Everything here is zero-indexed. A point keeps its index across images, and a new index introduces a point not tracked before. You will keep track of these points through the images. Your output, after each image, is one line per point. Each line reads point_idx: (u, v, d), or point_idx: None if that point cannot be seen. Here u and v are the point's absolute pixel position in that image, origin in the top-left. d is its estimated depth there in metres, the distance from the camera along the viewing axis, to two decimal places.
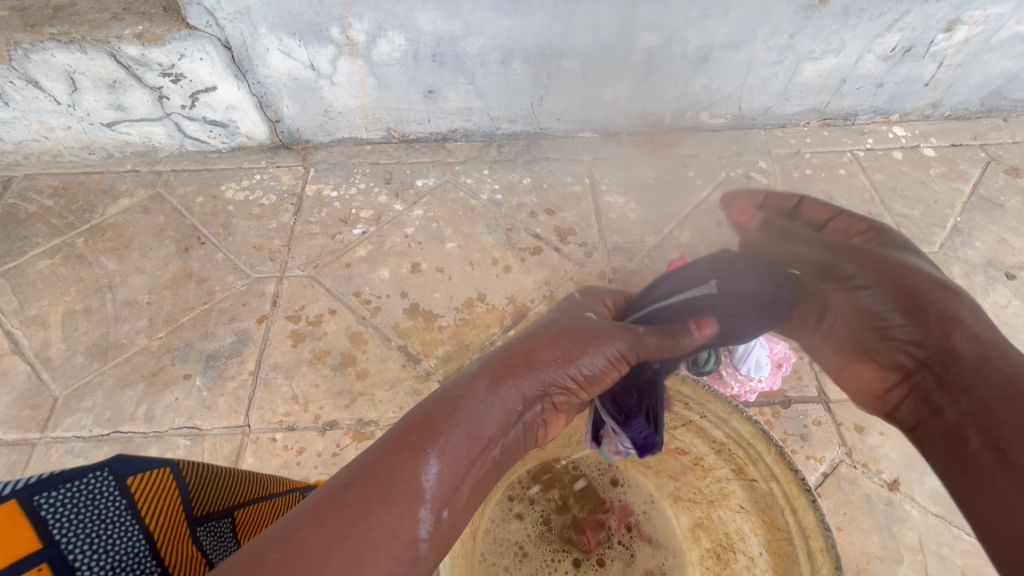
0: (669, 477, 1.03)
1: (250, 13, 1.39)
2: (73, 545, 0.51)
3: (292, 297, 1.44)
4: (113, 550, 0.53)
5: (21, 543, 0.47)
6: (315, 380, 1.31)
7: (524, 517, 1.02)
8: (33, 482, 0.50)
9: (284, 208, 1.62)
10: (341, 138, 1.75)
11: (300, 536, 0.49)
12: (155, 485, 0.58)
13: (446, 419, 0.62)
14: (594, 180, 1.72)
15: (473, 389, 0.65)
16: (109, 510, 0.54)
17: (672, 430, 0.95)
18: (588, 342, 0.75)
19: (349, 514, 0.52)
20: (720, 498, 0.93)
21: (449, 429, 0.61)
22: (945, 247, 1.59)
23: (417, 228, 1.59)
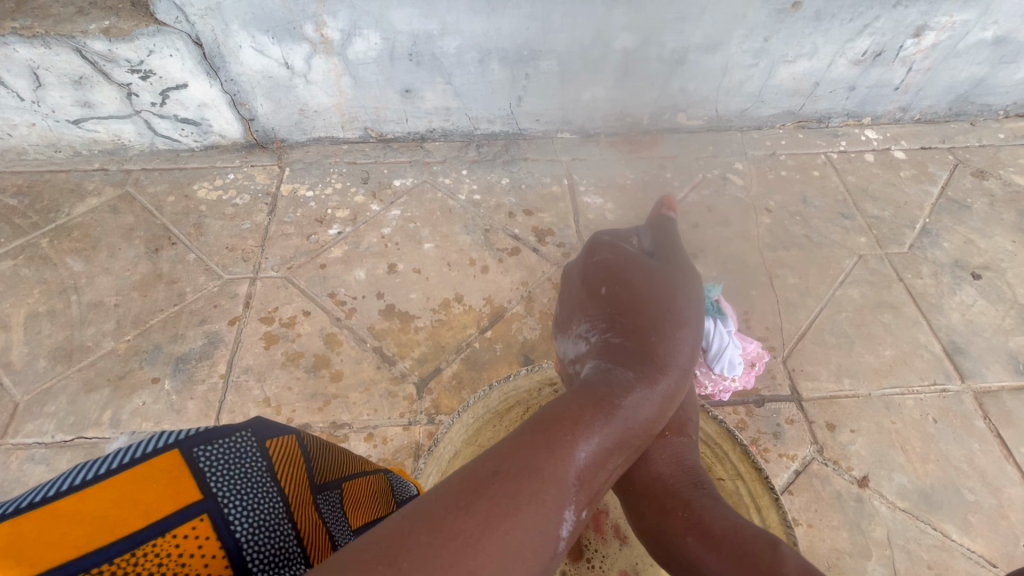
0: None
1: (220, 10, 1.37)
2: (230, 502, 0.49)
3: (266, 298, 1.42)
4: (261, 507, 0.51)
5: (184, 490, 0.47)
6: (288, 383, 1.29)
7: None
8: (191, 435, 0.50)
9: (258, 208, 1.60)
10: (317, 138, 1.73)
11: (451, 521, 0.56)
12: (283, 448, 0.59)
13: (594, 421, 0.75)
14: (572, 181, 1.72)
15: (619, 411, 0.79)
16: (254, 468, 0.53)
17: None
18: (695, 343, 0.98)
19: (490, 512, 0.59)
20: None
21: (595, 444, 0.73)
22: (914, 248, 1.62)
23: (393, 229, 1.58)
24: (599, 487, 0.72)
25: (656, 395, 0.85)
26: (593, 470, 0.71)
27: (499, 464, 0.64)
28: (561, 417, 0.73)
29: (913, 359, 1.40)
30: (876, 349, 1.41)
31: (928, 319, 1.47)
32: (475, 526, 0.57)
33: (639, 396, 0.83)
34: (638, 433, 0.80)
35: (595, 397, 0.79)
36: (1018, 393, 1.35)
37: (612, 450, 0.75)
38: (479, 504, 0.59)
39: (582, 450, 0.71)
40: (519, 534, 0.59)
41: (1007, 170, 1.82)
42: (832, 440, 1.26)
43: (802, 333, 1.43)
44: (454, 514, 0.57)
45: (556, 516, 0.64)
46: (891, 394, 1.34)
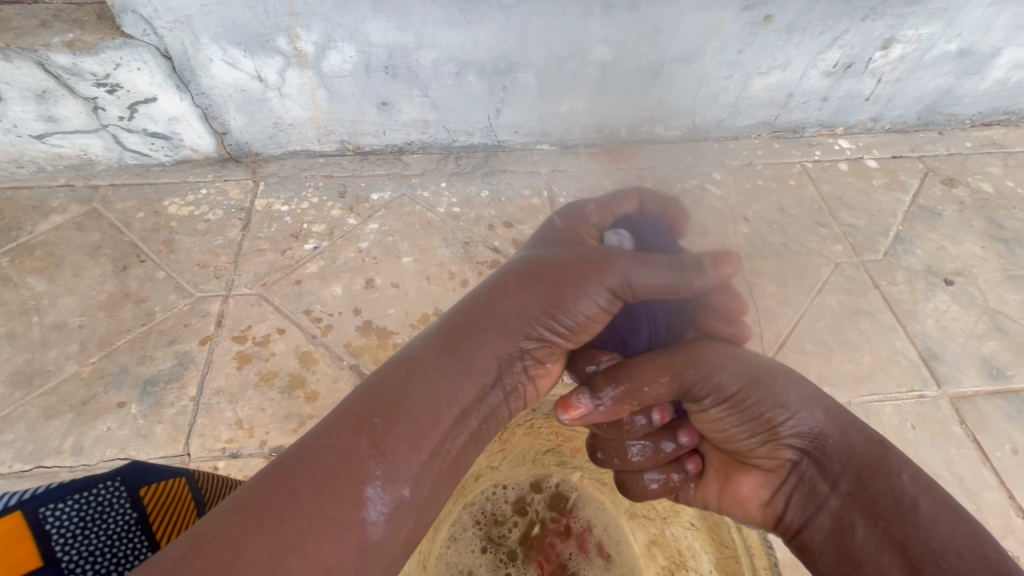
0: (623, 493, 1.05)
1: (190, 22, 1.35)
2: (74, 560, 0.64)
3: (239, 316, 1.38)
4: (116, 557, 0.67)
5: (26, 558, 0.61)
6: (261, 404, 1.25)
7: (488, 549, 1.04)
8: (41, 497, 0.65)
9: (231, 223, 1.56)
10: (293, 151, 1.70)
11: (221, 529, 0.57)
12: (161, 496, 0.73)
13: (397, 398, 0.70)
14: (552, 193, 1.72)
15: (423, 368, 0.73)
16: (118, 522, 0.68)
17: None
18: (567, 280, 0.84)
19: (251, 516, 0.58)
20: (671, 516, 0.99)
21: (397, 410, 0.69)
22: (889, 255, 1.65)
23: (370, 243, 1.55)
24: (413, 463, 0.67)
25: (489, 355, 0.78)
26: (403, 444, 0.67)
27: (292, 459, 0.64)
28: (365, 398, 0.71)
29: (891, 366, 1.41)
30: (854, 356, 1.43)
31: (904, 325, 1.49)
32: (240, 531, 0.57)
33: (463, 362, 0.76)
34: (457, 392, 0.73)
35: (395, 366, 0.75)
36: (993, 397, 1.37)
37: (415, 416, 0.69)
38: (253, 508, 0.59)
39: (378, 431, 0.67)
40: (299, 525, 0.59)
41: (975, 178, 1.87)
42: None
43: (782, 342, 1.44)
44: (230, 519, 0.58)
45: (348, 498, 0.62)
46: (870, 401, 1.35)
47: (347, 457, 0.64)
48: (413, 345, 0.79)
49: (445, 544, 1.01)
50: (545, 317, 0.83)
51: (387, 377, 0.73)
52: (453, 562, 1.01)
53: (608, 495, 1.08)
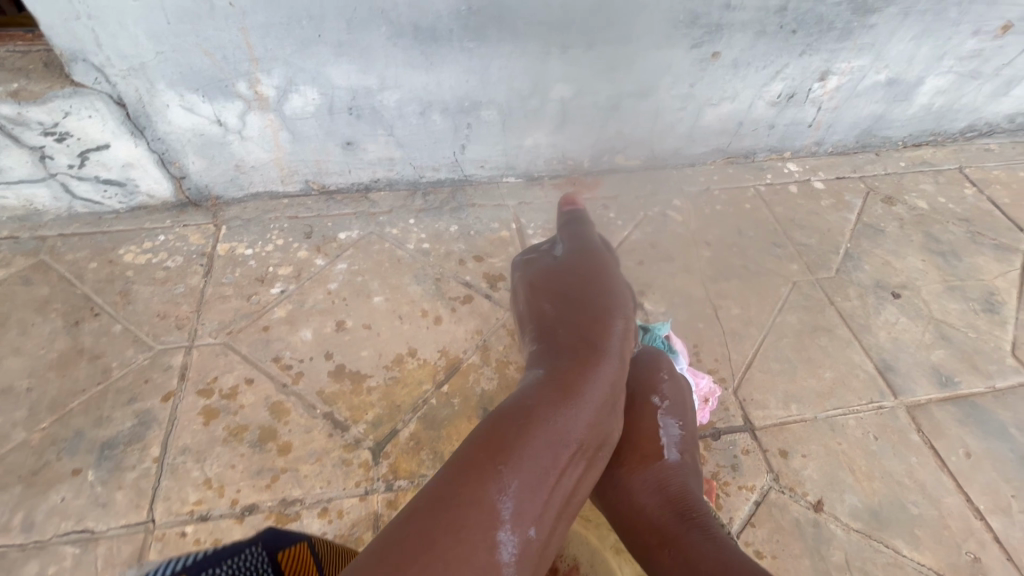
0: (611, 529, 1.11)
1: (144, 69, 1.32)
2: None
3: (203, 367, 1.33)
4: None
5: None
6: (230, 460, 1.20)
7: None
8: (206, 556, 0.70)
9: (192, 270, 1.51)
10: (255, 193, 1.67)
11: (399, 545, 0.73)
12: (294, 559, 0.80)
13: (521, 442, 0.88)
14: (521, 225, 1.74)
15: (542, 410, 0.93)
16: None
17: None
18: (608, 327, 1.14)
19: (425, 536, 0.74)
20: None
21: (527, 448, 0.87)
22: (841, 272, 1.74)
23: (340, 283, 1.53)
24: (535, 500, 0.84)
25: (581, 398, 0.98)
26: (523, 474, 0.84)
27: (443, 489, 0.80)
28: (493, 440, 0.87)
29: (851, 379, 1.48)
30: (816, 372, 1.49)
31: (859, 339, 1.57)
32: (417, 548, 0.72)
33: (564, 406, 0.95)
34: (570, 433, 0.92)
35: (518, 407, 0.94)
36: (944, 404, 1.46)
37: (541, 455, 0.88)
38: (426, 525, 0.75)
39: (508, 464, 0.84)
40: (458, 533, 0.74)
41: (911, 196, 2.01)
42: (786, 467, 1.30)
43: (749, 362, 1.49)
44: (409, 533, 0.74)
45: (490, 519, 0.78)
46: (834, 415, 1.41)
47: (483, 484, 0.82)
48: (526, 390, 0.99)
49: None
50: (614, 361, 1.07)
51: (514, 416, 0.92)
52: None
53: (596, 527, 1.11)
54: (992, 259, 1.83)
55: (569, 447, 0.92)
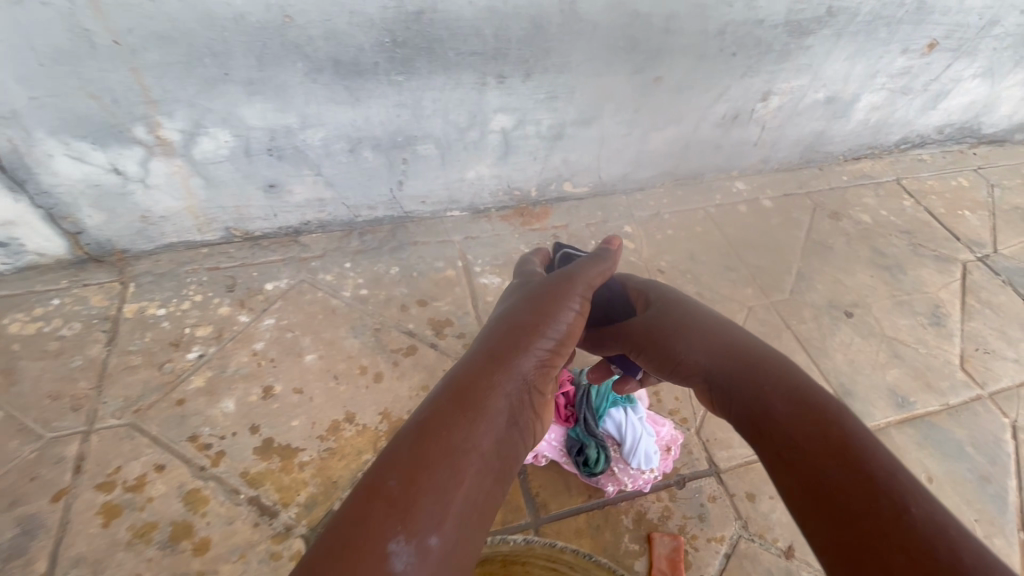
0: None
1: (17, 117, 1.14)
2: None
3: (103, 455, 1.16)
4: None
5: None
6: (136, 568, 1.03)
7: None
8: None
9: (92, 338, 1.33)
10: (168, 243, 1.50)
11: None
12: None
13: (429, 462, 0.64)
14: (467, 262, 1.64)
15: (447, 410, 0.70)
16: None
17: None
18: (555, 306, 0.90)
19: None
20: None
21: (432, 470, 0.63)
22: (794, 293, 1.73)
23: (267, 342, 1.38)
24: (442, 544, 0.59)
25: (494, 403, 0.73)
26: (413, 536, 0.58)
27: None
28: (388, 473, 0.62)
29: None
30: None
31: (817, 364, 1.55)
32: None
33: (467, 422, 0.69)
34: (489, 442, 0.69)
35: (420, 428, 0.68)
36: (902, 427, 1.44)
37: (447, 479, 0.64)
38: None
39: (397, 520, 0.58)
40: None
41: (855, 210, 2.03)
42: (754, 511, 1.24)
43: None
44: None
45: None
46: None
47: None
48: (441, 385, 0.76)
49: None
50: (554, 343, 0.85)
51: (419, 430, 0.68)
52: None
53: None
54: (935, 270, 1.86)
55: (478, 470, 0.66)
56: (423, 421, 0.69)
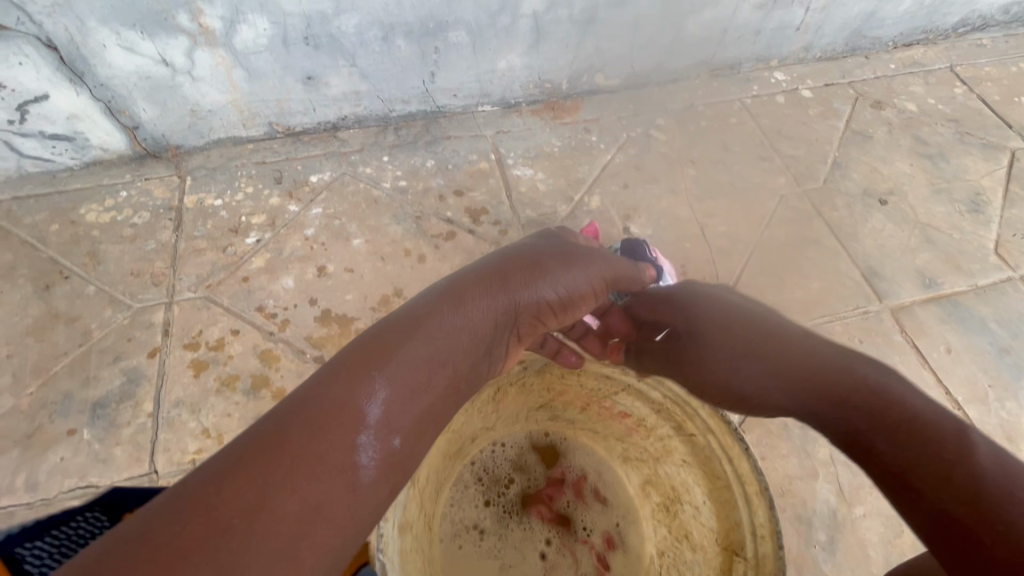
0: (616, 439, 1.04)
1: (70, 5, 1.18)
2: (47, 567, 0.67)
3: (186, 322, 1.30)
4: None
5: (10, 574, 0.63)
6: (226, 409, 1.20)
7: (491, 503, 1.02)
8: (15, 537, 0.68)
9: (161, 225, 1.45)
10: (217, 139, 1.58)
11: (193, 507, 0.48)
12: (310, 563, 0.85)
13: (401, 343, 0.67)
14: (500, 155, 1.67)
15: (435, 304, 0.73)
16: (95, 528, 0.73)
17: (613, 396, 0.92)
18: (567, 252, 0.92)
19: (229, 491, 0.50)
20: (665, 454, 0.92)
21: (404, 352, 0.66)
22: (828, 182, 1.72)
23: (317, 228, 1.48)
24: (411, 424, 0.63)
25: (498, 304, 0.77)
26: (392, 400, 0.62)
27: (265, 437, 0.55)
28: (380, 333, 0.68)
29: (837, 288, 1.49)
30: (803, 284, 1.50)
31: (846, 248, 1.57)
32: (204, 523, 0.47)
33: (463, 305, 0.74)
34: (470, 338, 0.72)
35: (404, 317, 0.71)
36: (927, 305, 1.48)
37: (424, 364, 0.66)
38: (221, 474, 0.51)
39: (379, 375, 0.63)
40: (274, 466, 0.52)
41: (901, 99, 1.95)
42: None
43: (736, 278, 1.49)
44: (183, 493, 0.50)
45: (336, 433, 0.57)
46: (820, 323, 1.43)
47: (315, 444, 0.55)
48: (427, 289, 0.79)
49: (450, 500, 0.99)
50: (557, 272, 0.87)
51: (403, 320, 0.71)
52: (458, 519, 0.99)
53: (599, 440, 1.07)
54: (979, 158, 1.81)
55: (459, 366, 0.70)
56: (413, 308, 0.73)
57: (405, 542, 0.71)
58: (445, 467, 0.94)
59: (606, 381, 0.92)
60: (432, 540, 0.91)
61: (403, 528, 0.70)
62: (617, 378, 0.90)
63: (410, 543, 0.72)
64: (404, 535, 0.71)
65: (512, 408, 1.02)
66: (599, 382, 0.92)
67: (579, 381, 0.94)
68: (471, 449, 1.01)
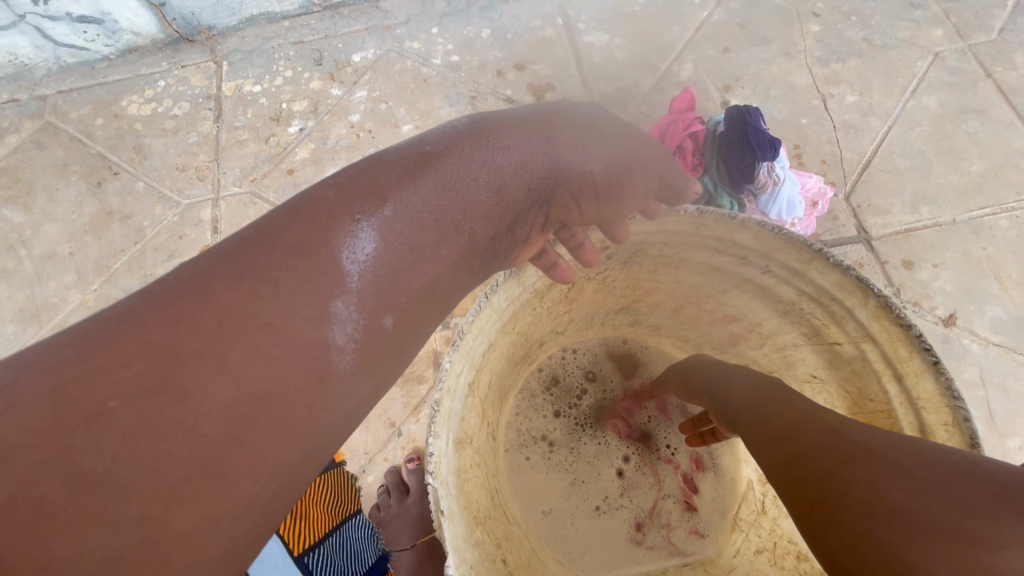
0: (712, 350, 0.87)
1: None
2: None
3: (234, 219, 1.23)
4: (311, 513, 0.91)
5: None
6: None
7: (562, 415, 0.89)
8: None
9: (201, 116, 1.35)
10: (250, 17, 1.41)
11: (72, 365, 0.38)
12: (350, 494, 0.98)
13: (393, 187, 0.52)
14: (568, 19, 1.38)
15: (449, 146, 0.57)
16: None
17: (720, 295, 0.76)
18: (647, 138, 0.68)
19: (125, 348, 0.39)
20: (786, 367, 0.76)
21: (395, 198, 0.51)
22: (1005, 32, 1.30)
23: (363, 114, 1.31)
24: (391, 298, 0.49)
25: (525, 160, 0.59)
26: (361, 273, 0.47)
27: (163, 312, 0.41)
28: (378, 168, 0.54)
29: (1007, 171, 1.16)
30: (960, 166, 1.17)
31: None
32: (87, 376, 0.37)
33: (482, 145, 0.57)
34: (483, 193, 0.56)
35: (406, 155, 0.55)
36: None
37: (418, 225, 0.52)
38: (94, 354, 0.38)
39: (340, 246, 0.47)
40: (160, 354, 0.39)
41: None
42: (910, 280, 1.08)
43: (867, 160, 1.19)
44: (51, 352, 0.39)
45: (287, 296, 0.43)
46: (979, 215, 1.12)
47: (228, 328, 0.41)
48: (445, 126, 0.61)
49: (517, 408, 0.88)
50: (619, 140, 0.64)
51: (401, 159, 0.55)
52: (526, 429, 0.88)
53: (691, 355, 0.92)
54: None
55: (467, 233, 0.55)
56: (421, 143, 0.57)
57: (462, 458, 0.59)
58: (508, 373, 0.81)
59: (714, 276, 0.73)
60: (498, 450, 0.81)
61: (458, 445, 0.59)
62: (732, 271, 0.71)
63: (469, 456, 0.62)
64: (463, 449, 0.60)
65: (591, 307, 0.86)
66: (704, 277, 0.73)
67: (676, 275, 0.76)
68: (537, 354, 0.87)
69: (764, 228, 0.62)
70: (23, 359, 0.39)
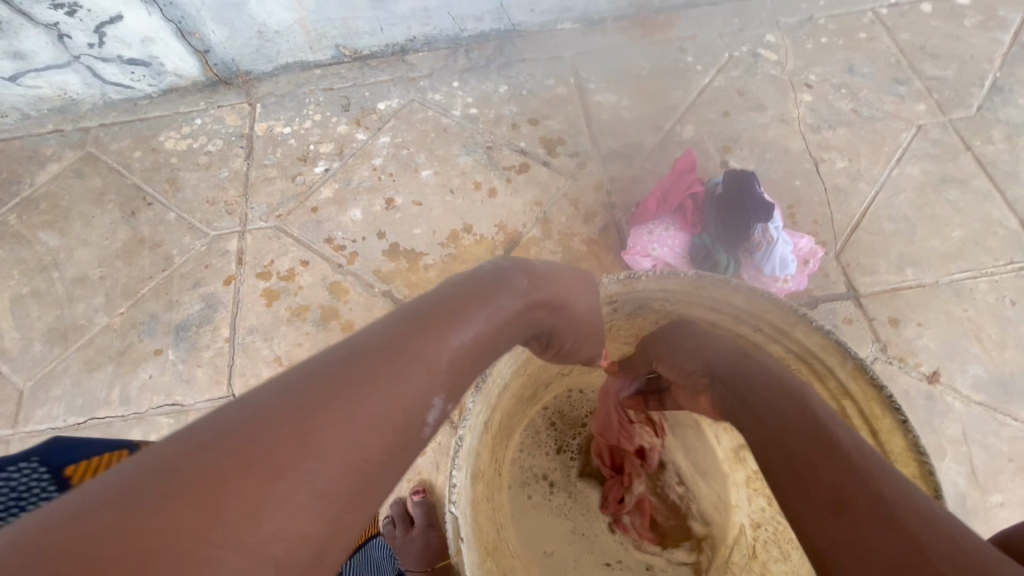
0: None
1: None
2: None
3: (258, 251, 1.30)
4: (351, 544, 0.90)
5: None
6: (297, 340, 1.20)
7: None
8: None
9: (233, 153, 1.44)
10: (285, 65, 1.52)
11: (191, 477, 0.34)
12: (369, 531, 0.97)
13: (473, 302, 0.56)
14: (580, 79, 1.49)
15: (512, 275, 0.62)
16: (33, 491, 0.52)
17: None
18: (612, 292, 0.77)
19: (250, 455, 0.36)
20: None
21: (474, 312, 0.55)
22: (983, 109, 1.40)
23: (385, 158, 1.41)
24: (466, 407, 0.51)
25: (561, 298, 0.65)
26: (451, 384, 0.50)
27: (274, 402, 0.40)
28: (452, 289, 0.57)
29: (986, 238, 1.24)
30: (942, 231, 1.25)
31: (1001, 190, 1.30)
32: (209, 488, 0.34)
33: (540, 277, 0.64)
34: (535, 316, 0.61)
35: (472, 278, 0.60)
36: None
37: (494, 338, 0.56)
38: (218, 431, 0.37)
39: (447, 335, 0.51)
40: (285, 459, 0.37)
41: None
42: (896, 337, 1.14)
43: (856, 222, 1.27)
44: (159, 467, 0.34)
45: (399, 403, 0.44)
46: (960, 278, 1.20)
47: (346, 403, 0.41)
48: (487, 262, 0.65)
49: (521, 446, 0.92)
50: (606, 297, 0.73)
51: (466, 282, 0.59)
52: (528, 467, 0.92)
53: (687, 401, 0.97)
54: None
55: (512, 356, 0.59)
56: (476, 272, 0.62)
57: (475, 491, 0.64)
58: (517, 413, 0.86)
59: None
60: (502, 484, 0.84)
61: (473, 479, 0.63)
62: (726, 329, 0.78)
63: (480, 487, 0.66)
64: (477, 483, 0.65)
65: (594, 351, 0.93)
66: None
67: None
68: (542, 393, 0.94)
69: (757, 292, 0.69)
70: (106, 489, 0.32)
